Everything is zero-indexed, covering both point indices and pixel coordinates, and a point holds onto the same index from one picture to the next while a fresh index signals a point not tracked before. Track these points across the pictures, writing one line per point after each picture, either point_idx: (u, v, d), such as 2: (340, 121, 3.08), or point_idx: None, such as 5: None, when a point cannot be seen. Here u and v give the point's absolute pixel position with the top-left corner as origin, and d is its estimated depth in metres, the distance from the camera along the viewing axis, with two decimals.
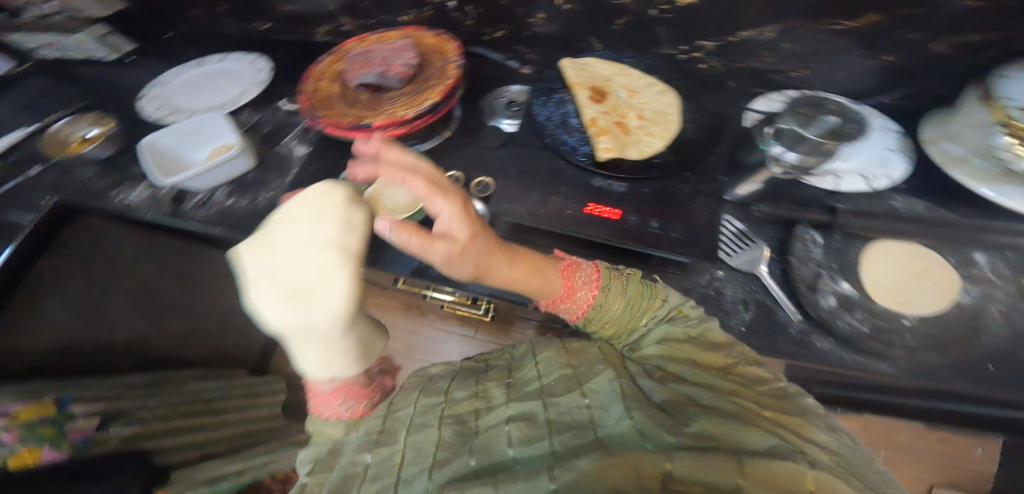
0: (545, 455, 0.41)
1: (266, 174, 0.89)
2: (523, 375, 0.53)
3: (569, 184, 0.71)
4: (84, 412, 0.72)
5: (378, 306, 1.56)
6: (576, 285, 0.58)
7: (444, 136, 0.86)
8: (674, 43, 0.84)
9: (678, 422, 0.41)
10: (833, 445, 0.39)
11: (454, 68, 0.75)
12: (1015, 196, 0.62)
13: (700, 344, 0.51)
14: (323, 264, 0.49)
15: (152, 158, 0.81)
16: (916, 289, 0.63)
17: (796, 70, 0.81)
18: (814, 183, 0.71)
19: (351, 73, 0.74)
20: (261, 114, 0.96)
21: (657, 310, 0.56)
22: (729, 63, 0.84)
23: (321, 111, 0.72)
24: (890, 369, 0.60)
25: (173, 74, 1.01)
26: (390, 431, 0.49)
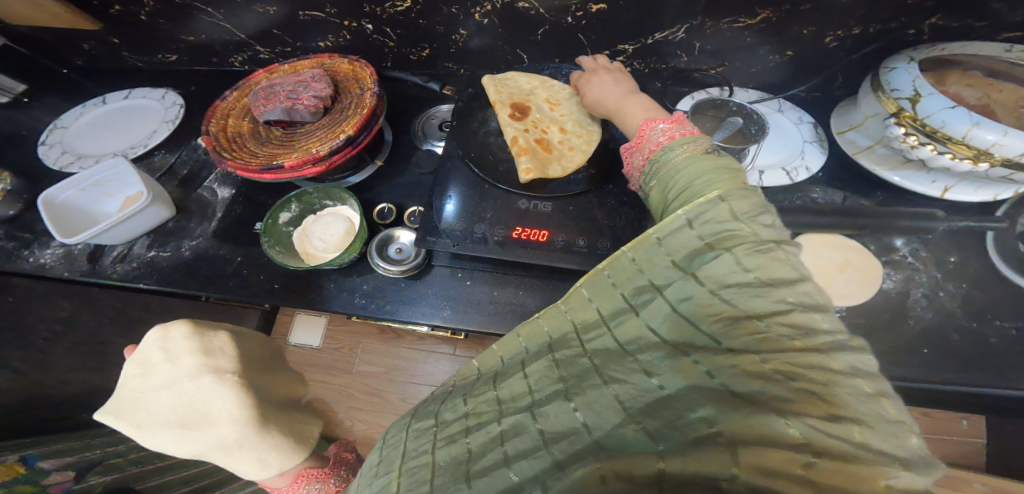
0: (540, 465, 0.34)
1: (187, 221, 0.84)
2: (507, 385, 0.41)
3: (495, 208, 0.69)
4: (55, 467, 0.78)
5: (353, 333, 1.52)
6: (647, 133, 0.55)
7: (377, 165, 0.84)
8: (596, 49, 0.83)
9: (678, 410, 0.33)
10: (860, 409, 0.29)
11: (370, 96, 0.72)
12: (916, 180, 0.65)
13: (742, 252, 0.36)
14: (195, 395, 0.55)
15: (54, 216, 0.78)
16: (841, 281, 0.65)
17: (713, 67, 0.83)
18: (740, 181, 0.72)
19: (258, 111, 0.70)
20: (177, 154, 0.92)
21: (710, 179, 0.43)
22: (651, 65, 0.85)
23: (228, 154, 0.69)
24: None
25: (70, 117, 0.96)
26: (385, 464, 0.40)
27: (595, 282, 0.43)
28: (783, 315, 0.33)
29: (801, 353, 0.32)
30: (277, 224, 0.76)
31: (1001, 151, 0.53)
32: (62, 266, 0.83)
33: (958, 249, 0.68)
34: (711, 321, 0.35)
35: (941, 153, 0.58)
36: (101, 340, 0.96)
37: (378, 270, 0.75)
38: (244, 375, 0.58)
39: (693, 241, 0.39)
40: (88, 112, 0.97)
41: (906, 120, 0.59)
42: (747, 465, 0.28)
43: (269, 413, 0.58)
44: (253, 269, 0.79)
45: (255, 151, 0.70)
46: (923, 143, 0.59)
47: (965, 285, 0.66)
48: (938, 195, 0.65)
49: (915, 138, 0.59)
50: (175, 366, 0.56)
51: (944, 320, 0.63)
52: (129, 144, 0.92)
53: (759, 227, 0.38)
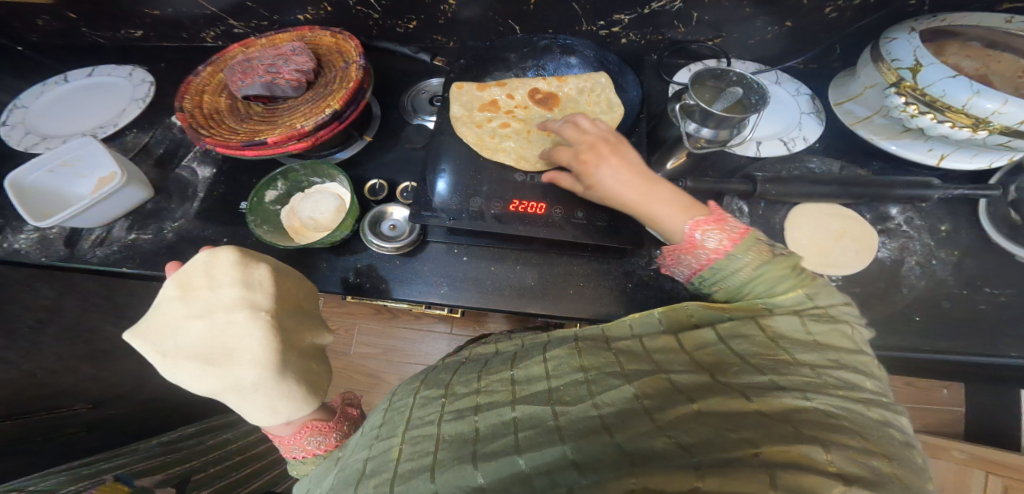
0: (555, 461, 0.33)
1: (167, 202, 0.81)
2: (526, 370, 0.44)
3: (490, 184, 0.68)
4: (156, 484, 0.79)
5: (349, 314, 1.50)
6: (698, 242, 0.48)
7: (365, 141, 0.81)
8: (590, 19, 0.80)
9: (716, 430, 0.32)
10: (898, 453, 0.31)
11: (355, 69, 0.68)
12: (913, 148, 0.65)
13: (808, 318, 0.40)
14: (225, 330, 0.55)
15: (25, 197, 0.74)
16: (838, 250, 0.65)
17: (711, 37, 0.80)
18: (737, 151, 0.71)
19: (236, 86, 0.66)
20: (152, 134, 0.87)
21: (775, 276, 0.43)
22: (648, 36, 0.82)
23: (206, 131, 0.65)
24: None
25: (30, 96, 0.90)
26: (388, 427, 0.42)
27: (648, 318, 0.46)
28: (829, 368, 0.36)
29: (845, 399, 0.34)
30: (263, 203, 0.73)
31: (1001, 120, 0.53)
32: (37, 251, 0.79)
33: (951, 217, 0.68)
34: (760, 357, 0.38)
35: (940, 122, 0.57)
36: (90, 330, 0.92)
37: (371, 247, 0.73)
38: (277, 317, 0.58)
39: (762, 312, 0.42)
40: (50, 90, 0.91)
41: (907, 90, 0.58)
42: (783, 486, 0.28)
43: (288, 358, 0.57)
44: (240, 250, 0.76)
45: (234, 128, 0.66)
46: (923, 112, 0.58)
47: (957, 253, 0.66)
48: (933, 163, 0.64)
49: (915, 108, 0.58)
50: (215, 298, 0.57)
51: (935, 287, 0.64)
52: (97, 124, 0.87)
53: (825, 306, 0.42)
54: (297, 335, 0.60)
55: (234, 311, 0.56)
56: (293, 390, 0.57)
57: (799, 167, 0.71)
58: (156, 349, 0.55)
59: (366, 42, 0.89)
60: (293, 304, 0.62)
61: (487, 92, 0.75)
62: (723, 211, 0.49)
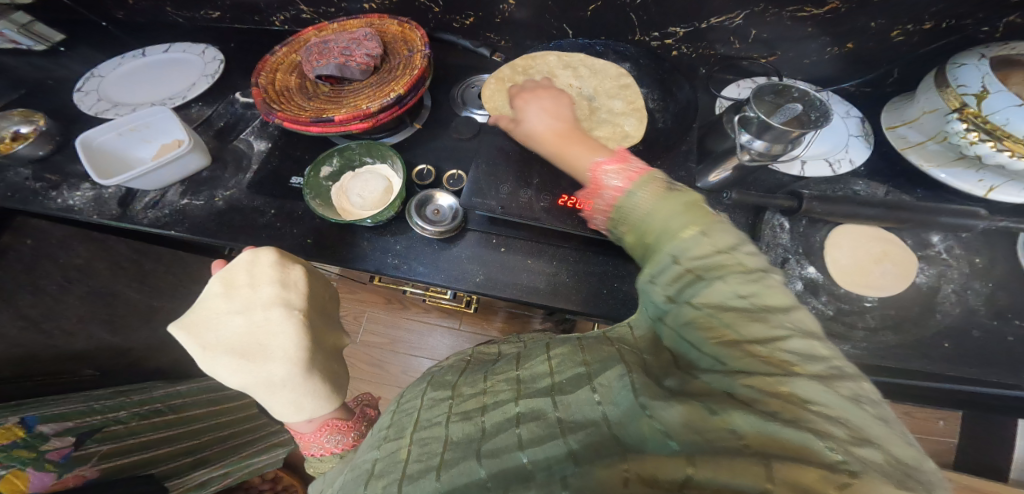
0: (553, 454, 0.32)
1: (222, 172, 0.83)
2: (531, 369, 0.42)
3: (542, 177, 0.70)
4: (55, 431, 0.68)
5: (361, 301, 1.53)
6: (603, 184, 0.52)
7: (415, 128, 0.84)
8: (646, 30, 0.82)
9: (701, 412, 0.31)
10: (876, 434, 0.28)
11: (421, 57, 0.71)
12: (963, 177, 0.66)
13: (736, 281, 0.37)
14: (264, 326, 0.56)
15: (90, 155, 0.76)
16: (876, 272, 0.67)
17: (765, 55, 0.82)
18: (782, 170, 0.72)
19: (310, 65, 0.69)
20: (214, 107, 0.90)
21: (682, 219, 0.42)
22: (700, 50, 0.84)
23: (278, 106, 0.68)
24: (856, 352, 0.62)
25: (108, 66, 0.94)
26: (395, 428, 0.41)
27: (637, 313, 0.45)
28: (781, 341, 0.33)
29: (811, 378, 0.31)
30: (319, 179, 0.76)
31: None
32: (90, 209, 0.81)
33: (988, 249, 0.69)
34: (712, 344, 0.35)
35: (999, 150, 0.59)
36: (118, 293, 0.92)
37: (415, 229, 0.75)
38: (310, 316, 0.59)
39: (674, 271, 0.40)
40: (126, 62, 0.95)
41: (969, 116, 0.60)
42: (783, 480, 0.25)
43: (315, 357, 0.58)
44: (289, 223, 0.78)
45: (302, 105, 0.69)
46: (983, 140, 0.60)
47: (991, 283, 0.67)
48: (981, 194, 0.66)
49: (976, 135, 0.60)
50: (254, 293, 0.58)
51: (968, 316, 0.65)
52: (166, 94, 0.90)
53: (743, 257, 0.39)
54: (324, 334, 0.61)
55: (269, 308, 0.57)
56: (319, 389, 0.57)
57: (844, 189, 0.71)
58: (192, 339, 0.56)
59: (427, 34, 0.92)
60: (323, 303, 0.63)
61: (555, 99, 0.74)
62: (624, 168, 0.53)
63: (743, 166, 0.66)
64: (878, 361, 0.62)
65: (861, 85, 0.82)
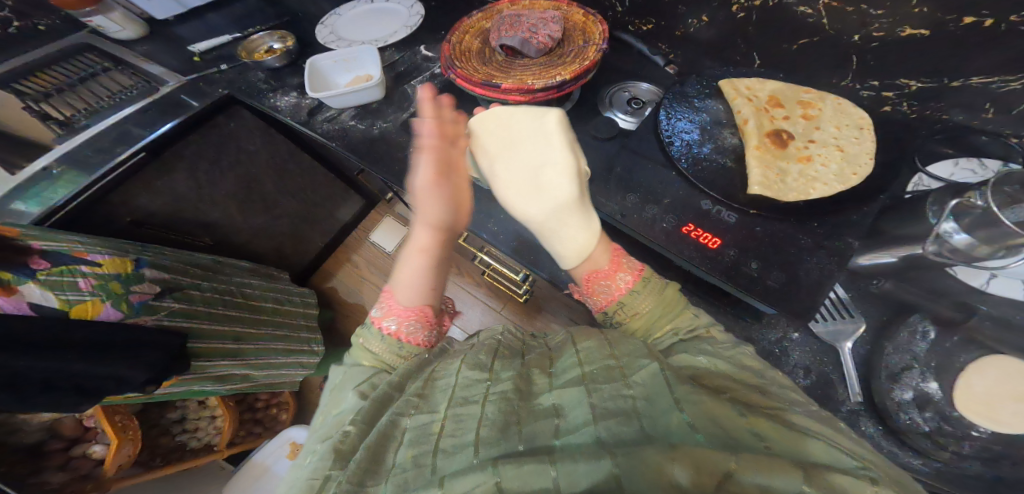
0: (590, 443, 0.37)
1: (386, 107, 0.91)
2: (561, 364, 0.50)
3: (675, 199, 0.68)
4: (150, 278, 0.77)
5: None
6: (619, 268, 0.58)
7: (558, 113, 0.84)
8: (862, 77, 0.73)
9: (726, 410, 0.39)
10: (860, 450, 0.37)
11: (595, 51, 0.72)
12: None
13: (715, 343, 0.51)
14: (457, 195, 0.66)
15: (311, 73, 0.90)
16: (1008, 410, 0.58)
17: (1017, 134, 0.66)
18: (959, 275, 0.62)
19: (497, 33, 0.74)
20: (402, 55, 0.97)
21: (659, 318, 0.55)
22: (927, 113, 0.71)
23: (458, 62, 0.74)
24: (921, 467, 0.60)
25: (346, 6, 1.05)
26: (433, 398, 0.46)
27: (628, 343, 0.51)
28: (748, 374, 0.46)
29: (811, 414, 0.40)
30: None
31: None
32: (287, 111, 0.91)
33: None
34: (727, 377, 0.46)
35: None
36: (257, 182, 1.03)
37: None
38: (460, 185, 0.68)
39: (668, 339, 0.53)
40: (355, 4, 1.05)
41: None
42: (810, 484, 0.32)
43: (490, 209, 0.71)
44: None
45: (477, 67, 0.74)
46: None
47: None
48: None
49: None
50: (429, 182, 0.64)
51: None
52: (373, 37, 0.99)
53: (718, 332, 0.53)
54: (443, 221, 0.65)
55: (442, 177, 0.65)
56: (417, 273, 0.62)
57: None
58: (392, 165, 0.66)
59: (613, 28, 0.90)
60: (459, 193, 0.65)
61: (768, 120, 0.71)
62: (621, 260, 0.61)
63: (925, 258, 0.62)
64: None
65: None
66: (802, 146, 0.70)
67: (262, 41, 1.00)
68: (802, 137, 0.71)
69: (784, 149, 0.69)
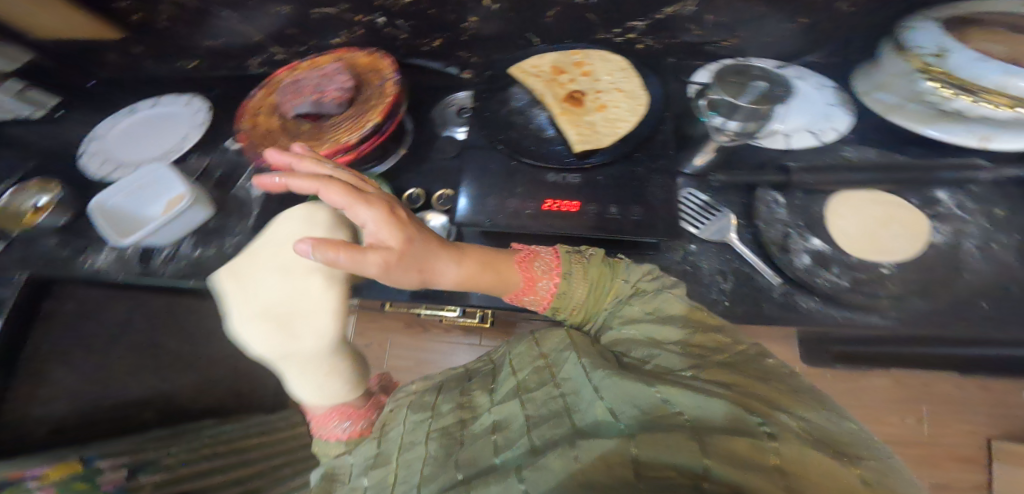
0: (520, 453, 0.37)
1: (227, 220, 0.87)
2: (500, 377, 0.50)
3: (524, 182, 0.69)
4: (110, 465, 0.72)
5: (381, 328, 1.53)
6: (537, 275, 0.54)
7: (400, 153, 0.84)
8: (608, 28, 0.81)
9: (642, 387, 0.37)
10: (809, 415, 0.34)
11: (392, 85, 0.73)
12: (953, 132, 0.64)
13: (656, 300, 0.49)
14: (300, 299, 0.57)
15: (105, 219, 0.81)
16: (886, 235, 0.64)
17: (726, 39, 0.80)
18: (768, 144, 0.72)
19: (288, 106, 0.73)
20: (210, 156, 0.94)
21: (600, 289, 0.53)
22: (665, 42, 0.83)
23: (265, 148, 0.71)
24: (885, 322, 0.60)
25: (108, 125, 0.99)
26: (383, 450, 0.46)
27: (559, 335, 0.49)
28: (689, 335, 0.44)
29: (744, 375, 0.38)
30: None
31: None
32: (117, 271, 0.82)
33: (1008, 202, 0.65)
34: (675, 346, 0.43)
35: (977, 103, 0.58)
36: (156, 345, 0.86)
37: None
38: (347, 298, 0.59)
39: (612, 302, 0.52)
40: (124, 120, 0.99)
41: (937, 74, 0.59)
42: (716, 452, 0.30)
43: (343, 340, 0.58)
44: None
45: (288, 145, 0.71)
46: (958, 95, 0.59)
47: (1019, 236, 0.64)
48: (980, 147, 0.63)
49: (951, 91, 0.59)
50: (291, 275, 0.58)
51: (999, 271, 0.61)
52: (165, 148, 0.93)
53: (650, 283, 0.52)
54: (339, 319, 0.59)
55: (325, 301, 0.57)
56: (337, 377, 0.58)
57: (833, 157, 0.71)
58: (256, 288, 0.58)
59: (397, 61, 0.94)
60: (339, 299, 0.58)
61: (563, 86, 0.75)
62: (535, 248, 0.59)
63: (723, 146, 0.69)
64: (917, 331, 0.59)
65: (831, 52, 0.80)
66: (595, 98, 0.74)
67: (20, 201, 0.88)
68: (590, 90, 0.76)
69: (585, 104, 0.73)
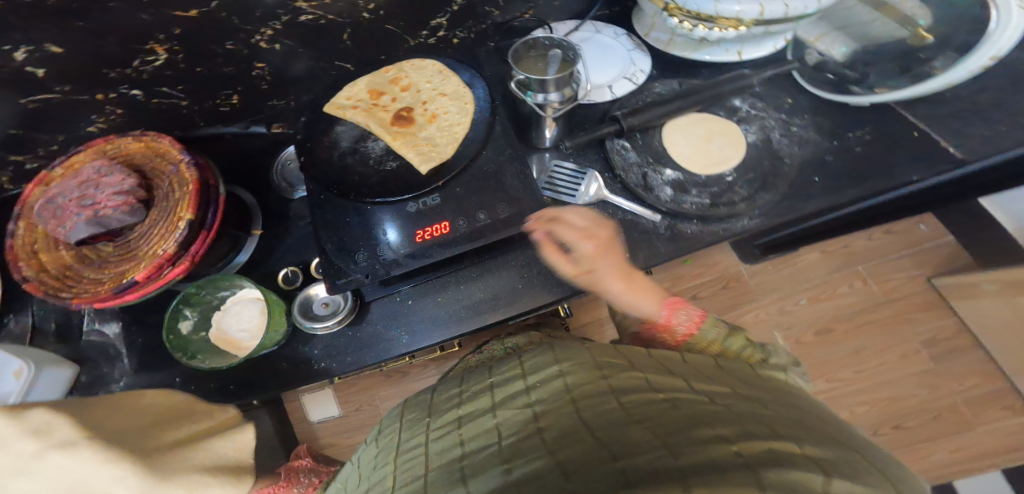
0: (531, 453, 0.35)
1: (97, 369, 0.74)
2: (508, 381, 0.47)
3: (389, 219, 0.66)
4: None
5: (365, 389, 1.40)
6: (673, 322, 0.55)
7: (258, 234, 0.77)
8: (413, 32, 0.78)
9: (691, 424, 0.34)
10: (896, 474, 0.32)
11: (189, 168, 0.61)
12: (716, 53, 0.73)
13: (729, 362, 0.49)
14: (52, 477, 0.44)
15: None
16: (721, 148, 0.69)
17: (525, 12, 0.81)
18: (595, 99, 0.74)
19: (61, 235, 0.58)
20: (33, 313, 0.75)
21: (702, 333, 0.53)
22: (474, 28, 0.81)
23: (64, 293, 0.57)
24: (752, 222, 0.65)
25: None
26: (379, 458, 0.44)
27: (579, 354, 0.48)
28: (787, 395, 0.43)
29: (802, 420, 0.37)
30: (184, 335, 0.71)
31: (746, 17, 0.55)
32: None
33: (803, 81, 0.72)
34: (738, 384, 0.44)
35: (711, 29, 0.63)
36: None
37: (318, 332, 0.71)
38: (105, 438, 0.48)
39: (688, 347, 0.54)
40: None
41: (675, 11, 0.62)
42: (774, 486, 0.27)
43: (160, 464, 0.48)
44: (190, 386, 0.72)
45: (94, 278, 0.58)
46: (698, 24, 0.64)
47: (808, 115, 0.70)
48: (737, 59, 0.73)
49: (693, 23, 0.64)
50: (11, 456, 0.44)
51: (819, 143, 0.68)
52: None
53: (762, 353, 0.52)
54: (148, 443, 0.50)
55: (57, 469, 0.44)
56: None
57: (648, 96, 0.74)
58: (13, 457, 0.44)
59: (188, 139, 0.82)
60: (146, 417, 0.54)
61: (387, 111, 0.73)
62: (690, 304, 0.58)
63: (555, 119, 0.69)
64: (773, 222, 0.65)
65: (606, 6, 0.82)
66: (423, 110, 0.73)
67: None
68: (416, 103, 0.74)
69: (416, 121, 0.72)
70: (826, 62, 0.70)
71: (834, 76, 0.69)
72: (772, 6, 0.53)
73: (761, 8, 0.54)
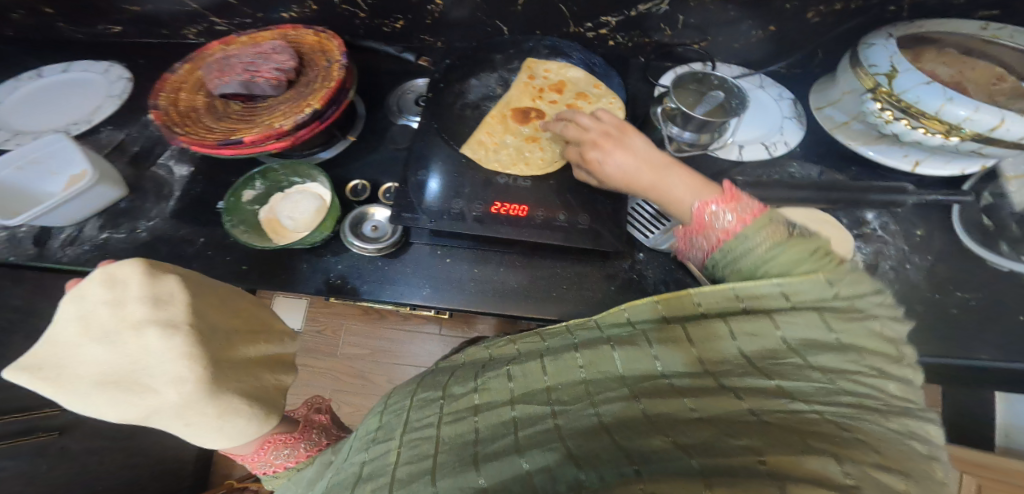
0: (552, 454, 0.34)
1: (142, 201, 0.76)
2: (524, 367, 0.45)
3: (470, 185, 0.67)
4: None
5: (336, 315, 1.40)
6: (706, 224, 0.49)
7: (350, 140, 0.80)
8: (579, 22, 0.80)
9: (719, 434, 0.33)
10: (913, 468, 0.30)
11: (339, 68, 0.67)
12: (889, 153, 0.71)
13: (829, 315, 0.39)
14: (137, 352, 0.44)
15: None
16: None
17: (698, 41, 0.82)
18: (722, 154, 0.74)
19: (212, 83, 0.65)
20: (129, 130, 0.82)
21: (798, 265, 0.42)
22: (636, 39, 0.83)
23: (182, 128, 0.63)
24: None
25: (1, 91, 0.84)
26: (385, 428, 0.43)
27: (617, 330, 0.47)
28: (849, 373, 0.37)
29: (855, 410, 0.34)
30: (240, 203, 0.71)
31: (971, 126, 0.56)
32: (3, 250, 0.71)
33: (927, 224, 0.71)
34: (772, 362, 0.38)
35: (914, 127, 0.62)
36: None
37: (354, 250, 0.70)
38: (201, 330, 0.47)
39: (779, 304, 0.41)
40: (24, 86, 0.85)
41: (884, 95, 0.62)
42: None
43: (223, 375, 0.47)
44: (220, 251, 0.72)
45: (211, 126, 0.64)
46: (897, 118, 0.63)
47: (932, 257, 0.68)
48: (910, 169, 0.71)
49: (891, 114, 0.63)
50: (116, 316, 0.45)
51: (910, 289, 0.66)
52: (70, 120, 0.82)
53: (846, 291, 0.40)
54: (228, 351, 0.49)
55: (154, 347, 0.44)
56: (224, 414, 0.46)
57: (780, 171, 0.74)
58: (128, 312, 0.45)
59: (350, 42, 0.87)
60: (233, 317, 0.52)
61: (521, 101, 0.75)
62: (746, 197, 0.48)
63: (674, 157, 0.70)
64: None
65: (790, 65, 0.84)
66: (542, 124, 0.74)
67: None
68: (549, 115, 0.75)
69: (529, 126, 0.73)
70: (1001, 205, 0.68)
71: (990, 224, 0.68)
72: (1013, 125, 0.55)
73: (998, 123, 0.55)
